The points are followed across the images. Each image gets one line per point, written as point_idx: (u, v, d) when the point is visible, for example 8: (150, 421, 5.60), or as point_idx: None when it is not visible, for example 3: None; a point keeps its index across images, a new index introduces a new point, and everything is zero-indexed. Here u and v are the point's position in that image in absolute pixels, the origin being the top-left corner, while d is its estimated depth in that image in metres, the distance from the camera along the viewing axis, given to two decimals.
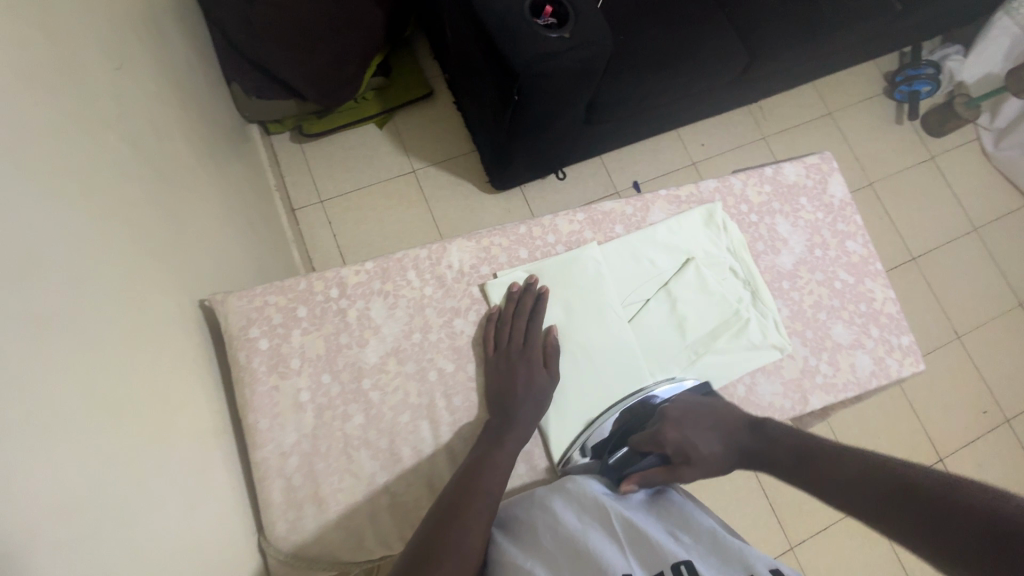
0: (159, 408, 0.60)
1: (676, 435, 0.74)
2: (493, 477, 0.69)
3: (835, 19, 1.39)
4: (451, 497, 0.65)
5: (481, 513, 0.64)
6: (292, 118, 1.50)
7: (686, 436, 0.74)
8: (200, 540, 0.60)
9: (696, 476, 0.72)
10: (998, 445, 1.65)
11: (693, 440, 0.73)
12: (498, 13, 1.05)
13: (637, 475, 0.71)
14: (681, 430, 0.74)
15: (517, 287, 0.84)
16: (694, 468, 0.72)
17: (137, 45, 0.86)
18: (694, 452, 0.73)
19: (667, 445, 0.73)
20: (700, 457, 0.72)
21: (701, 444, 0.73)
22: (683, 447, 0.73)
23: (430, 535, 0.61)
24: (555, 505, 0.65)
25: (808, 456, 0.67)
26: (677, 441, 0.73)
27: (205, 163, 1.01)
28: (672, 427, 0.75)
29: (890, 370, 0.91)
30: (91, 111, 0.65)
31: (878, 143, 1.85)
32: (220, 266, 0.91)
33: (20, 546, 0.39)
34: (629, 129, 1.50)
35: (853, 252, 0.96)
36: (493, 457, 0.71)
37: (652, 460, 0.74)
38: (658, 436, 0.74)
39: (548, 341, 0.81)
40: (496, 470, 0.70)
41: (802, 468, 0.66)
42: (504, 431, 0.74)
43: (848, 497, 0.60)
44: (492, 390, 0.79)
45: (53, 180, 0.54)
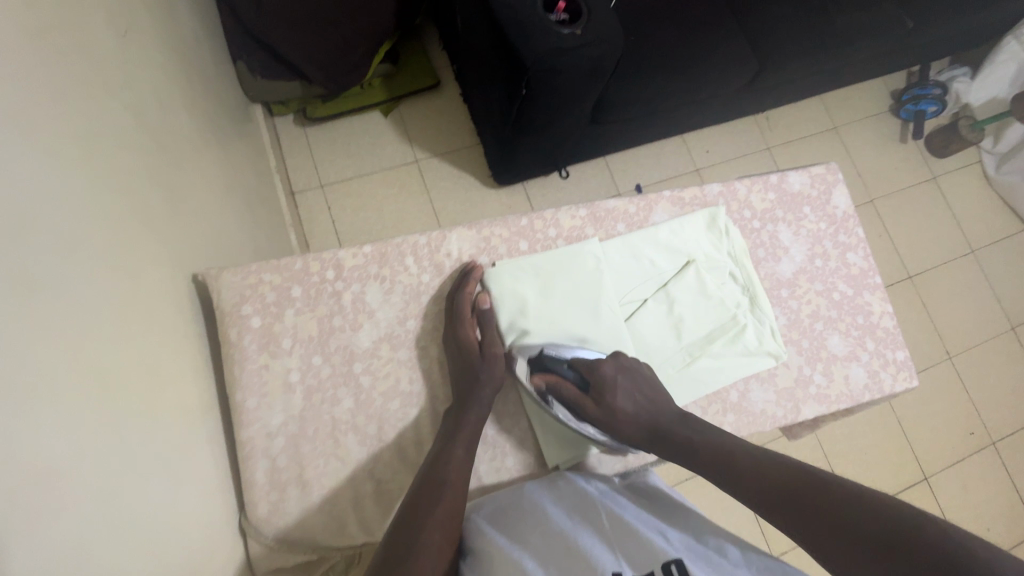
0: (150, 380, 0.60)
1: (607, 375, 0.77)
2: (451, 466, 0.67)
3: (846, 33, 1.39)
4: (410, 502, 0.63)
5: (439, 508, 0.62)
6: (296, 101, 1.49)
7: (616, 383, 0.77)
8: (183, 518, 0.59)
9: (598, 415, 0.77)
10: (983, 467, 1.65)
11: (618, 390, 0.76)
12: (510, 5, 1.05)
13: (553, 379, 0.78)
14: (617, 375, 0.77)
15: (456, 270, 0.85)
16: (597, 408, 0.77)
17: (143, 13, 0.84)
18: (609, 396, 0.76)
19: (593, 376, 0.77)
20: (611, 404, 0.76)
21: (621, 398, 0.76)
22: (603, 385, 0.77)
23: (408, 521, 0.61)
24: (548, 506, 0.65)
25: (732, 454, 0.68)
26: (603, 381, 0.77)
27: (205, 137, 0.99)
28: (612, 366, 0.78)
29: (884, 384, 0.91)
30: (93, 76, 0.64)
31: (881, 160, 1.86)
32: (215, 243, 0.89)
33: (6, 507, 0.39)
34: (635, 130, 1.49)
35: (854, 264, 0.96)
36: (454, 443, 0.69)
37: (572, 377, 0.79)
38: (594, 366, 0.78)
39: (479, 313, 0.81)
40: (458, 460, 0.68)
41: (715, 458, 0.68)
42: (465, 412, 0.73)
43: (782, 507, 0.61)
44: (455, 373, 0.78)
45: (54, 143, 0.53)
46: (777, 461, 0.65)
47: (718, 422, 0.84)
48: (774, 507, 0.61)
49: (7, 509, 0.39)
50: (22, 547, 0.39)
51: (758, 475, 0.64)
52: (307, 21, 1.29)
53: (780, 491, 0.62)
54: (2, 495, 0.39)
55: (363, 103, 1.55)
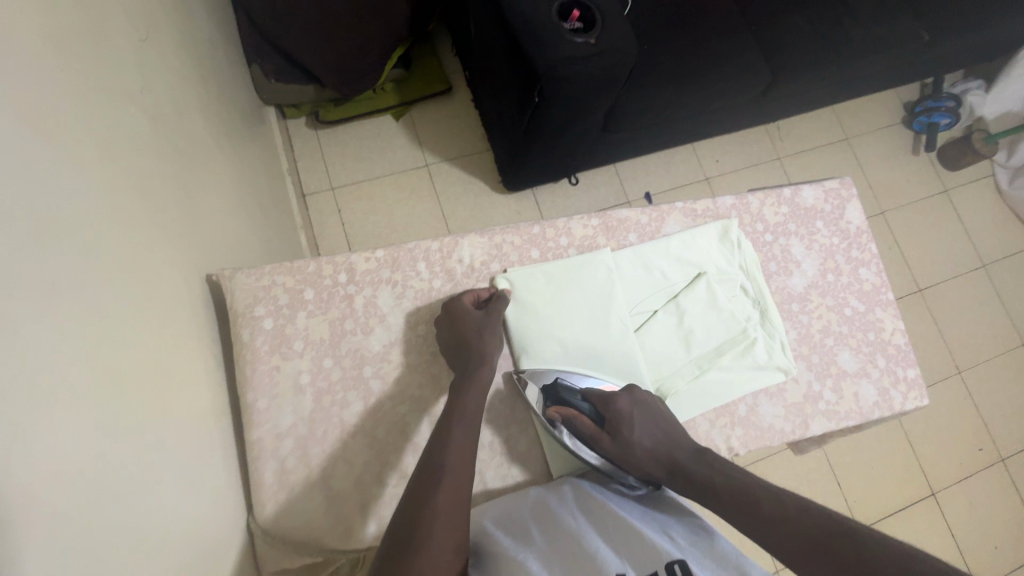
0: (164, 383, 0.60)
1: (623, 409, 0.74)
2: (449, 454, 0.64)
3: (860, 45, 1.38)
4: (406, 499, 0.61)
5: (438, 497, 0.60)
6: (309, 103, 1.51)
7: (632, 416, 0.74)
8: (193, 521, 0.60)
9: (614, 451, 0.73)
10: (993, 484, 1.63)
11: (635, 422, 0.74)
12: (524, 13, 1.06)
13: (567, 412, 0.76)
14: (634, 410, 0.74)
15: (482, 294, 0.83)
16: (614, 443, 0.73)
17: (162, 17, 0.85)
18: (625, 431, 0.73)
19: (608, 410, 0.75)
20: (627, 438, 0.72)
21: (638, 430, 0.73)
22: (618, 420, 0.74)
23: (407, 512, 0.59)
24: (556, 509, 0.65)
25: (738, 488, 0.64)
26: (620, 414, 0.74)
27: (221, 139, 1.00)
28: (627, 400, 0.75)
29: (894, 402, 0.90)
30: (113, 82, 0.65)
31: (892, 172, 1.85)
32: (229, 244, 0.90)
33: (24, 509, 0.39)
34: (645, 139, 1.49)
35: (866, 280, 0.96)
36: (451, 428, 0.67)
37: (586, 411, 0.77)
38: (610, 400, 0.75)
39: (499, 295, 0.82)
40: (456, 444, 0.66)
41: (729, 497, 0.64)
42: (463, 394, 0.71)
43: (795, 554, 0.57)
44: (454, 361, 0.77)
45: (76, 150, 0.54)
46: (783, 501, 0.61)
47: (726, 435, 0.84)
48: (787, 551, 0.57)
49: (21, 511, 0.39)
50: (36, 554, 0.39)
51: (764, 513, 0.61)
52: (320, 26, 1.28)
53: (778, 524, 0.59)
54: (17, 504, 0.39)
55: (376, 106, 1.57)
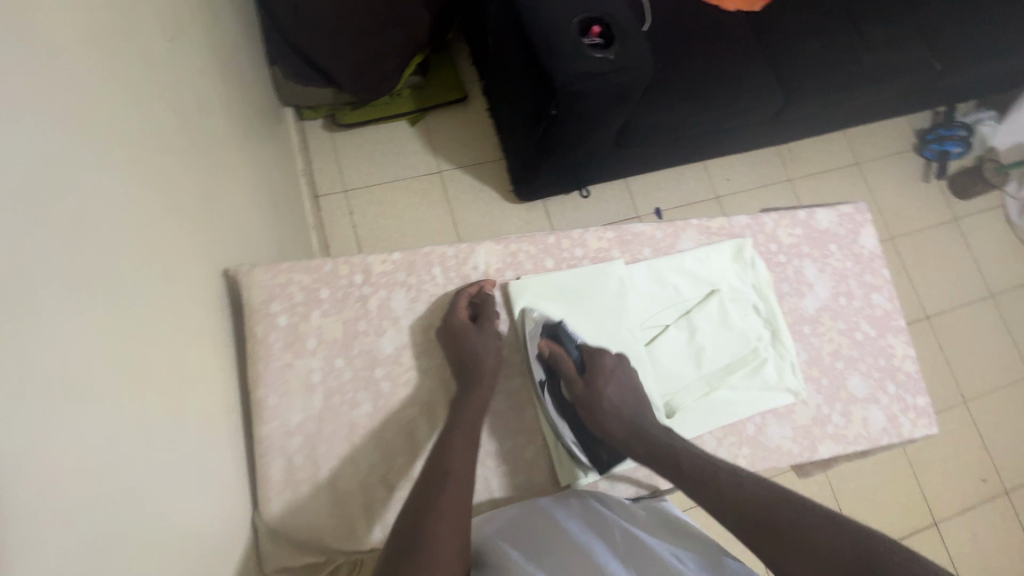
0: (177, 378, 0.60)
1: (607, 363, 0.80)
2: (450, 462, 0.66)
3: (874, 72, 1.39)
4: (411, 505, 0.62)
5: (442, 501, 0.62)
6: (327, 106, 1.53)
7: (614, 372, 0.80)
8: (201, 516, 0.60)
9: (586, 396, 0.78)
10: (996, 516, 1.62)
11: (614, 378, 0.79)
12: (544, 26, 1.07)
13: (557, 349, 0.81)
14: (616, 367, 0.80)
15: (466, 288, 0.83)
16: (587, 389, 0.78)
17: (191, 17, 0.87)
18: (603, 381, 0.78)
19: (595, 359, 0.80)
20: (603, 386, 0.78)
21: (611, 387, 0.78)
22: (602, 370, 0.79)
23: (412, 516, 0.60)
24: (563, 521, 0.66)
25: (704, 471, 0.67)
26: (603, 366, 0.80)
27: (241, 138, 1.02)
28: (613, 358, 0.81)
29: (903, 429, 0.90)
30: (144, 80, 0.67)
31: (902, 199, 1.85)
32: (245, 241, 0.91)
33: (46, 497, 0.40)
34: (658, 155, 1.51)
35: (877, 306, 0.96)
36: (453, 440, 0.69)
37: (573, 357, 0.82)
38: (599, 353, 0.81)
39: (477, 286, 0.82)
40: (456, 452, 0.68)
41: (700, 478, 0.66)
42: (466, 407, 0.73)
43: (749, 529, 0.60)
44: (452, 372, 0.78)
45: (104, 143, 0.56)
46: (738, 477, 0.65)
47: (734, 454, 0.83)
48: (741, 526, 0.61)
49: (42, 502, 0.40)
50: (51, 546, 0.40)
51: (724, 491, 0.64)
52: (337, 28, 1.30)
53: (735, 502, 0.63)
54: (39, 495, 0.40)
55: (392, 112, 1.58)
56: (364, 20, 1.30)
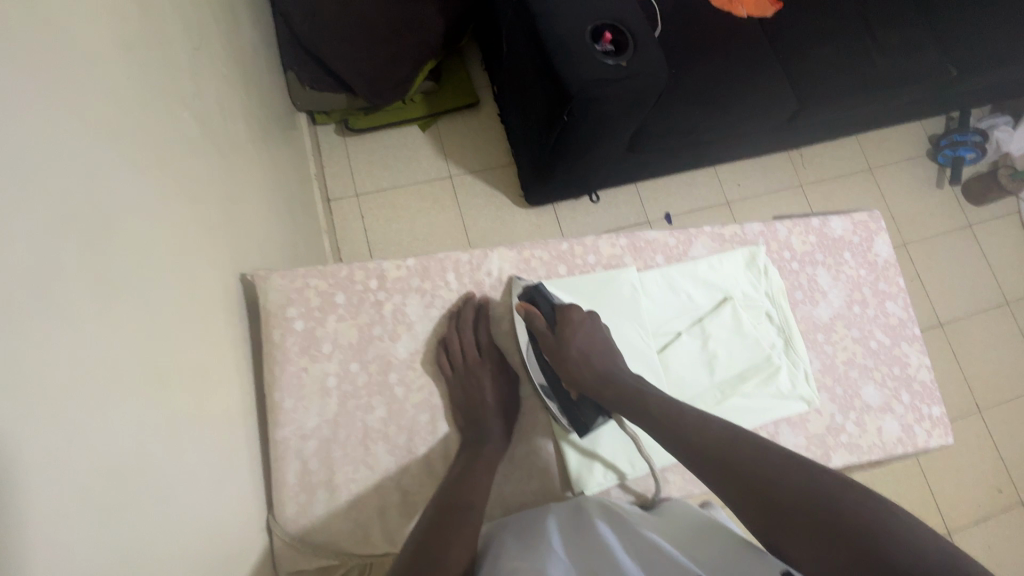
0: (200, 382, 0.62)
1: (577, 316, 0.79)
2: (471, 490, 0.69)
3: (888, 77, 1.39)
4: (428, 522, 0.65)
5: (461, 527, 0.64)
6: (340, 112, 1.54)
7: (584, 324, 0.79)
8: (220, 520, 0.60)
9: (555, 349, 0.78)
10: (1010, 528, 1.60)
11: (584, 331, 0.78)
12: (558, 33, 1.07)
13: (530, 306, 0.80)
14: (586, 319, 0.80)
15: (456, 305, 0.84)
16: (556, 342, 0.78)
17: (211, 25, 0.89)
18: (571, 333, 0.78)
19: (565, 313, 0.79)
20: (570, 338, 0.77)
21: (579, 337, 0.77)
22: (571, 323, 0.79)
23: (430, 533, 0.63)
24: (586, 520, 0.68)
25: (684, 425, 0.67)
26: (573, 320, 0.79)
27: (258, 144, 1.03)
28: (583, 310, 0.80)
29: (918, 439, 0.89)
30: (169, 88, 0.68)
31: (916, 205, 1.84)
32: (262, 245, 0.92)
33: (77, 502, 0.41)
34: (669, 161, 1.51)
35: (892, 314, 0.95)
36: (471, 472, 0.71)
37: (546, 310, 0.81)
38: (570, 307, 0.80)
39: (469, 303, 0.83)
40: (474, 480, 0.70)
41: (677, 433, 0.66)
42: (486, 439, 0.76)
43: (724, 481, 0.61)
44: (467, 405, 0.79)
45: (132, 152, 0.57)
46: (718, 426, 0.65)
47: None
48: (718, 478, 0.61)
49: (73, 505, 0.41)
50: (80, 549, 0.41)
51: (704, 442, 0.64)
52: (357, 36, 1.33)
53: (713, 455, 0.62)
54: (71, 498, 0.41)
55: (404, 117, 1.60)
56: (387, 30, 1.33)
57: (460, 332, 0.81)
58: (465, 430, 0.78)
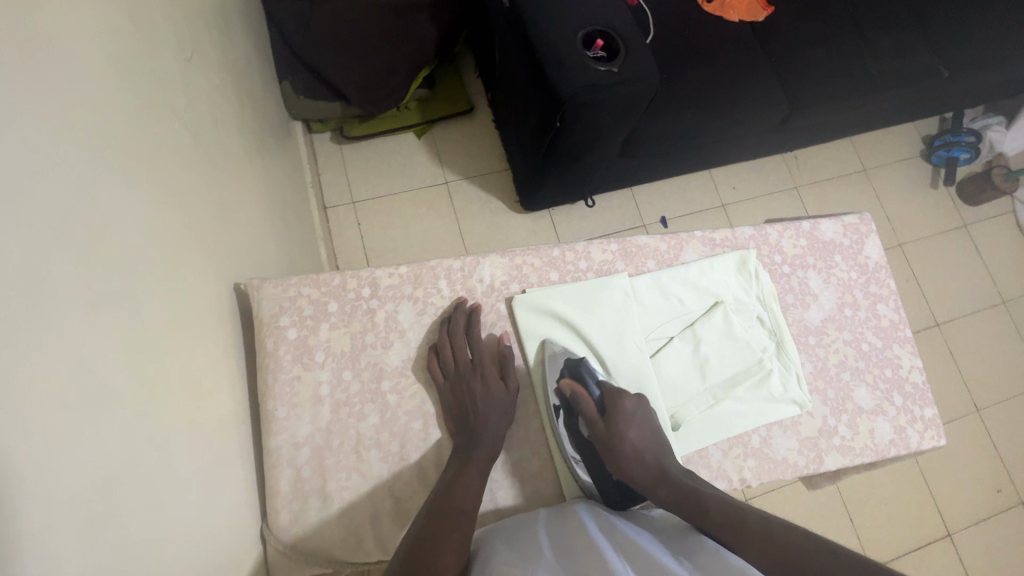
0: (193, 392, 0.62)
1: (630, 406, 0.78)
2: (461, 495, 0.69)
3: (879, 80, 1.40)
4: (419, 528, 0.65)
5: (451, 534, 0.65)
6: (335, 120, 1.55)
7: (635, 417, 0.78)
8: (213, 529, 0.61)
9: (605, 441, 0.77)
10: (1011, 528, 1.59)
11: (635, 425, 0.77)
12: (549, 40, 1.08)
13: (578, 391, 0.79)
14: (637, 408, 0.79)
15: (447, 309, 0.84)
16: (607, 434, 0.77)
17: (204, 36, 0.89)
18: (621, 427, 0.77)
19: (616, 402, 0.78)
20: (621, 433, 0.77)
21: (633, 432, 0.77)
22: (623, 414, 0.78)
23: (420, 539, 0.64)
24: (574, 519, 0.68)
25: (735, 516, 0.67)
26: (626, 412, 0.78)
27: (252, 153, 1.04)
28: (634, 398, 0.79)
29: (910, 441, 0.89)
30: (162, 101, 0.69)
31: (910, 206, 1.84)
32: (256, 254, 0.93)
33: (68, 511, 0.41)
34: (664, 165, 1.52)
35: (883, 316, 0.95)
36: (463, 476, 0.71)
37: (594, 396, 0.80)
38: (621, 394, 0.79)
39: (458, 307, 0.83)
40: (465, 485, 0.71)
41: (726, 525, 0.66)
42: (478, 442, 0.75)
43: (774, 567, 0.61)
44: (460, 409, 0.78)
45: (125, 164, 0.57)
46: (763, 520, 0.66)
47: (740, 467, 0.83)
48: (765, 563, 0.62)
49: (63, 515, 0.41)
50: (73, 559, 0.41)
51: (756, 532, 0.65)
52: (347, 41, 1.33)
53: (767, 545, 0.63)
54: (62, 506, 0.41)
55: (399, 125, 1.60)
56: (377, 33, 1.33)
57: (453, 337, 0.81)
58: (457, 435, 0.77)
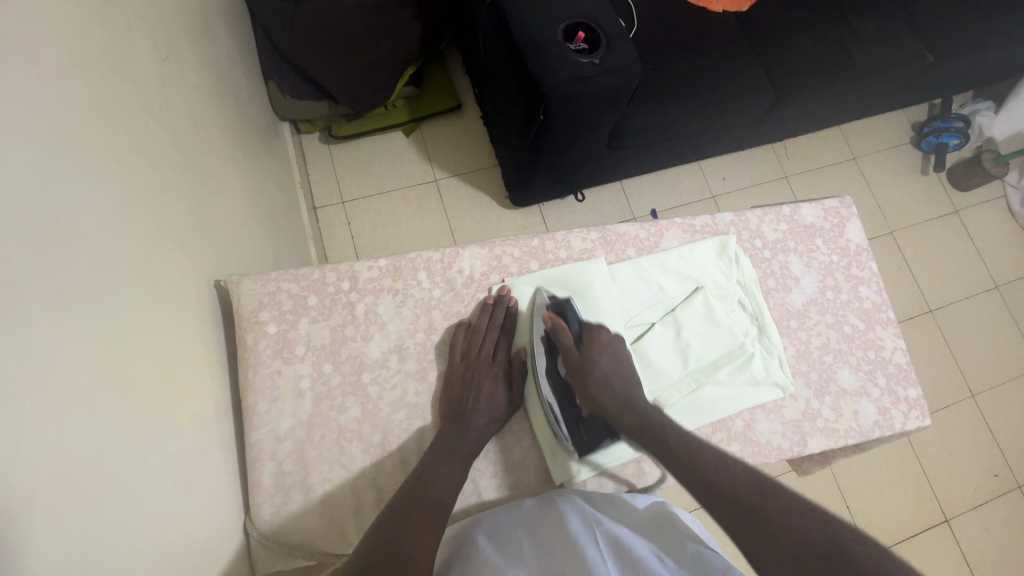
0: (169, 387, 0.62)
1: (605, 338, 0.82)
2: (439, 483, 0.69)
3: (864, 66, 1.40)
4: (393, 510, 0.65)
5: (427, 518, 0.64)
6: (323, 120, 1.55)
7: (609, 348, 0.82)
8: (191, 523, 0.61)
9: (579, 368, 0.80)
10: (1009, 511, 1.59)
11: (607, 355, 0.81)
12: (530, 32, 1.08)
13: (560, 321, 0.83)
14: (612, 342, 0.82)
15: (490, 298, 0.85)
16: (581, 361, 0.81)
17: (182, 35, 0.90)
18: (595, 354, 0.81)
19: (593, 333, 0.82)
20: (594, 359, 0.80)
21: (605, 359, 0.81)
22: (598, 344, 0.82)
23: (395, 521, 0.63)
24: (556, 517, 0.67)
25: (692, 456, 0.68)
26: (599, 342, 0.82)
27: (235, 152, 1.04)
28: (610, 332, 0.83)
29: (894, 422, 0.89)
30: (136, 99, 0.69)
31: (901, 192, 1.84)
32: (238, 252, 0.93)
33: (35, 503, 0.41)
34: (651, 156, 1.52)
35: (866, 298, 0.95)
36: (442, 465, 0.72)
37: (573, 328, 0.84)
38: (600, 328, 0.83)
39: (502, 298, 0.84)
40: (444, 474, 0.71)
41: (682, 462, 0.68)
42: (463, 434, 0.76)
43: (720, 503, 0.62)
44: (453, 400, 0.79)
45: (96, 161, 0.58)
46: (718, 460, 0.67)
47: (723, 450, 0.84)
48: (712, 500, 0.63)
49: (32, 508, 0.41)
50: (42, 551, 0.41)
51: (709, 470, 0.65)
52: (332, 40, 1.32)
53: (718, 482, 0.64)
54: (30, 497, 0.41)
55: (387, 123, 1.60)
56: (365, 36, 1.33)
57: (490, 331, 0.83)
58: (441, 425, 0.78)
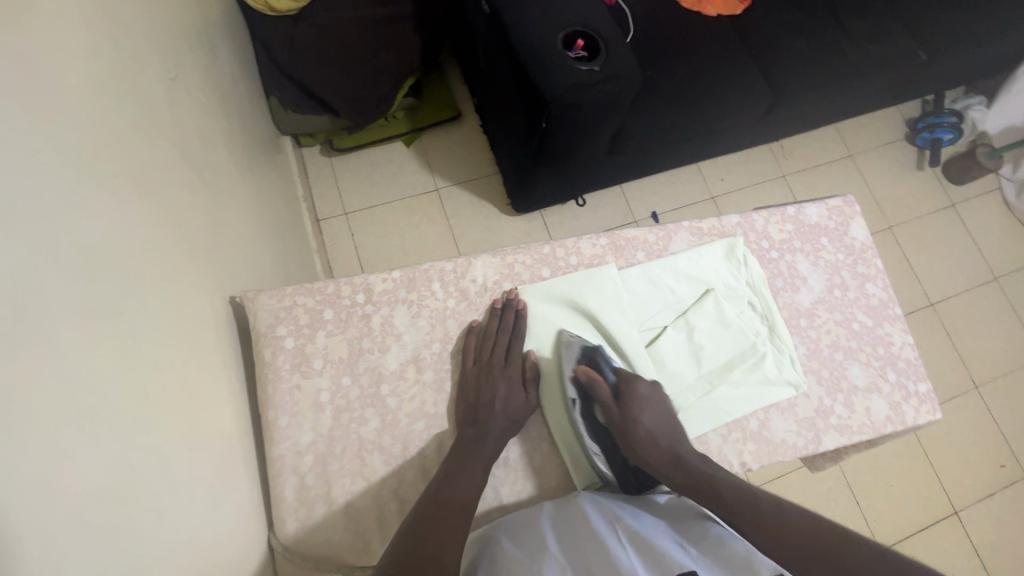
0: (193, 403, 0.63)
1: (644, 391, 0.80)
2: (461, 490, 0.70)
3: (858, 66, 1.42)
4: (416, 515, 0.66)
5: (450, 524, 0.66)
6: (324, 133, 1.56)
7: (647, 403, 0.79)
8: (218, 539, 0.61)
9: (621, 422, 0.79)
10: (1017, 502, 1.60)
11: (646, 410, 0.79)
12: (530, 42, 1.10)
13: (592, 373, 0.81)
14: (650, 393, 0.80)
15: (498, 303, 0.86)
16: (620, 414, 0.79)
17: (189, 56, 0.91)
18: (634, 412, 0.79)
19: (630, 388, 0.80)
20: (635, 416, 0.78)
21: (646, 416, 0.79)
22: (637, 400, 0.79)
23: (419, 528, 0.64)
24: (575, 515, 0.68)
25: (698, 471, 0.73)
26: (637, 398, 0.79)
27: (242, 168, 1.05)
28: (648, 385, 0.81)
29: (906, 417, 0.90)
30: (149, 121, 0.70)
31: (898, 188, 1.86)
32: (250, 268, 0.94)
33: (70, 523, 0.42)
34: (651, 160, 1.53)
35: (873, 295, 0.97)
36: (464, 472, 0.72)
37: (608, 380, 0.82)
38: (635, 380, 0.81)
39: (509, 302, 0.85)
40: (465, 481, 0.71)
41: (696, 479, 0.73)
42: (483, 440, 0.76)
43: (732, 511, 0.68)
44: (468, 407, 0.79)
45: (115, 183, 0.58)
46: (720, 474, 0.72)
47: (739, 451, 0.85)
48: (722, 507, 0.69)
49: (67, 527, 0.41)
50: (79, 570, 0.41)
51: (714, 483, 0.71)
52: (334, 56, 1.34)
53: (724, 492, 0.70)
54: (66, 517, 0.41)
55: (387, 134, 1.62)
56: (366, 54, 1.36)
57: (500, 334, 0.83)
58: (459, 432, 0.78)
